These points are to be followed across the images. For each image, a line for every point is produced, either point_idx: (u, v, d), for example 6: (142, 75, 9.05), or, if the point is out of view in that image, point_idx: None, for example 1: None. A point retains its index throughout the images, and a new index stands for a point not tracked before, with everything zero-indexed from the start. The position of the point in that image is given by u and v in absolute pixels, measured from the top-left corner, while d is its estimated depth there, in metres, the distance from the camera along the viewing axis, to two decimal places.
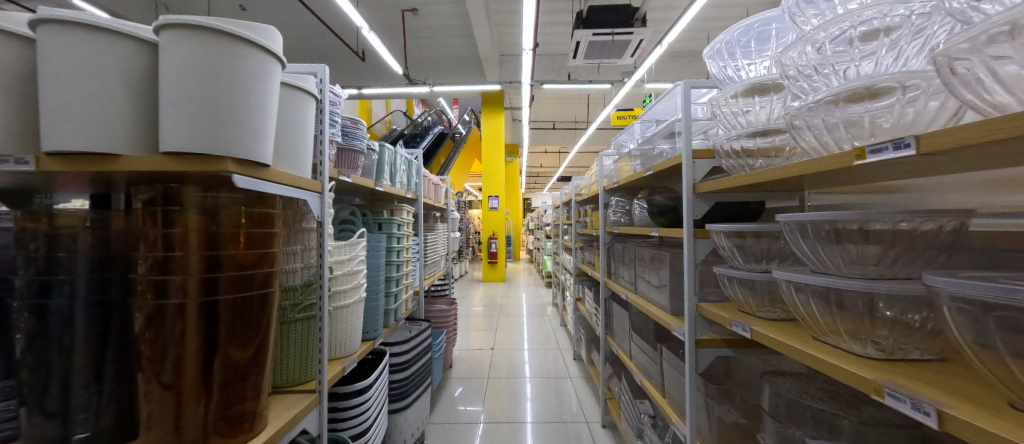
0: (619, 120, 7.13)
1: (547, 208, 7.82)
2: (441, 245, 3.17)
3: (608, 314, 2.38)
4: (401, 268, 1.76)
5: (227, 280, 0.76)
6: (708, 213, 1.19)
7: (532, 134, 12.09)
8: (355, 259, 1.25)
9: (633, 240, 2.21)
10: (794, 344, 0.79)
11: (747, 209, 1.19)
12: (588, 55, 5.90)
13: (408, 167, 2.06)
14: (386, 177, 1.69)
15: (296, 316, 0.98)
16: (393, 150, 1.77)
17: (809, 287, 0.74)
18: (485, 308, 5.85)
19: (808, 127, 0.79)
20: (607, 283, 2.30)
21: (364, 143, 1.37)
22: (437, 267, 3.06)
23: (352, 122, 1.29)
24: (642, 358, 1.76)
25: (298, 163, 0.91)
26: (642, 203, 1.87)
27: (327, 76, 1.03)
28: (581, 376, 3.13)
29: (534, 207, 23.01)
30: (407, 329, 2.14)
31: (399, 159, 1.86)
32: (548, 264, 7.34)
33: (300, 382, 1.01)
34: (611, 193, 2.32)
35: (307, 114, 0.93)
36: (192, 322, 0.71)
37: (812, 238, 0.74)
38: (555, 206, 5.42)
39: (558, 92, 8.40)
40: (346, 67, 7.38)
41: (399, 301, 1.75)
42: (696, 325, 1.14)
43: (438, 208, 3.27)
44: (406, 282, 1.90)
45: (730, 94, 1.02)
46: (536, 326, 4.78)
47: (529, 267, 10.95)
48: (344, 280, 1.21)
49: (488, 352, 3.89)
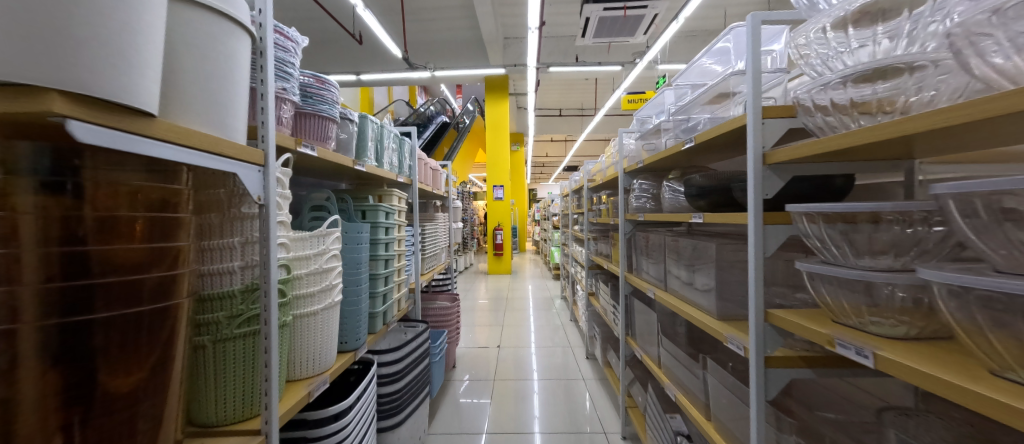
0: (630, 104, 6.74)
1: (554, 198, 7.52)
2: (443, 236, 2.92)
3: (628, 313, 2.12)
4: (391, 264, 1.51)
5: (107, 290, 0.49)
6: (781, 190, 0.89)
7: (538, 122, 11.70)
8: (324, 255, 0.99)
9: (659, 230, 1.93)
10: (956, 381, 0.50)
11: (829, 185, 0.90)
12: (599, 33, 5.52)
13: (401, 148, 1.79)
14: (370, 155, 1.42)
15: (234, 333, 0.73)
16: (379, 124, 1.49)
17: (1009, 302, 0.46)
18: (490, 301, 5.62)
19: (999, 44, 0.49)
20: (628, 278, 2.03)
21: (336, 109, 1.09)
22: (437, 260, 2.82)
23: (319, 81, 1.02)
24: (675, 368, 1.49)
25: (222, 121, 0.64)
26: (673, 186, 1.58)
27: (267, 4, 0.73)
28: (595, 377, 2.89)
29: (540, 198, 22.65)
30: (403, 332, 1.90)
31: (388, 135, 1.59)
32: (555, 256, 7.08)
33: (241, 419, 0.76)
34: (633, 177, 2.03)
35: (235, 51, 0.65)
36: (31, 362, 0.43)
37: (1016, 222, 0.46)
38: (563, 195, 5.14)
39: (565, 76, 8.02)
40: (343, 52, 7.08)
41: (390, 302, 1.51)
42: (765, 337, 0.87)
43: (439, 196, 3.00)
44: (398, 278, 1.64)
45: (831, 19, 0.73)
46: (545, 322, 4.53)
47: (536, 259, 10.71)
48: (309, 281, 0.96)
49: (493, 349, 3.66)
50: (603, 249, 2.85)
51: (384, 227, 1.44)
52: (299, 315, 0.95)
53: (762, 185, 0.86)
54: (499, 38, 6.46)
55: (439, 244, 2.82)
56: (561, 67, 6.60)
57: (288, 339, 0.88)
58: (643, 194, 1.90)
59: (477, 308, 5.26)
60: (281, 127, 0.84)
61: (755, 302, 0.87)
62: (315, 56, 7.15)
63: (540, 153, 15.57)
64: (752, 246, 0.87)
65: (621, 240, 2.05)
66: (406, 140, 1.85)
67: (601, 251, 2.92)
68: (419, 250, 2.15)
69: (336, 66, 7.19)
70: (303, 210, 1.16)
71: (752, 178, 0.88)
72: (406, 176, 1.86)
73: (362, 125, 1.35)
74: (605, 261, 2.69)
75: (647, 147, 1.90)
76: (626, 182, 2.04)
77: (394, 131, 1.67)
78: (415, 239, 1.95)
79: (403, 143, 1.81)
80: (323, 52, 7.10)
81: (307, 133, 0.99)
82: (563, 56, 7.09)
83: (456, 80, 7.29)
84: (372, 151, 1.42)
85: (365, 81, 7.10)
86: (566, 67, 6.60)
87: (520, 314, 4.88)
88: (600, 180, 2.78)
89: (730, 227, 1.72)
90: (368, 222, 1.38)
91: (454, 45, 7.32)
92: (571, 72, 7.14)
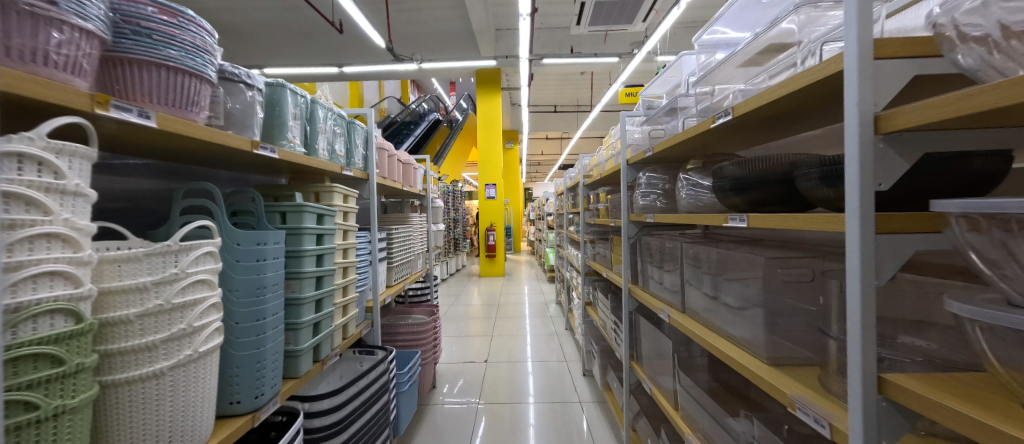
0: (629, 98, 6.41)
1: (549, 197, 7.19)
2: (419, 240, 2.56)
3: (633, 332, 1.77)
4: (326, 283, 1.14)
5: None
6: (903, 178, 0.53)
7: (532, 118, 11.33)
8: (172, 285, 0.64)
9: (670, 234, 1.59)
10: None
11: (971, 169, 0.54)
12: (595, 21, 5.18)
13: (350, 133, 1.42)
14: (296, 138, 1.06)
15: None
16: (309, 99, 1.13)
17: None
18: (481, 307, 5.23)
19: None
20: (633, 292, 1.68)
21: (206, 63, 0.72)
22: (413, 268, 2.46)
23: (165, 12, 0.66)
24: (698, 414, 1.15)
25: None
26: (689, 181, 1.23)
27: None
28: (593, 400, 2.54)
29: (536, 197, 22.29)
30: (359, 361, 1.54)
31: (326, 114, 1.22)
32: (550, 258, 6.73)
33: None
34: (638, 170, 1.68)
35: None
36: None
37: None
38: (559, 193, 4.79)
39: (560, 70, 7.65)
40: (324, 42, 6.66)
41: (329, 329, 1.16)
42: (877, 422, 0.52)
43: (414, 194, 2.63)
44: (343, 299, 1.28)
45: None
46: (538, 330, 4.17)
47: (531, 260, 10.35)
48: (140, 327, 0.61)
49: (480, 364, 3.29)
50: (602, 255, 2.50)
51: (315, 234, 1.08)
52: (117, 382, 0.59)
53: (873, 169, 0.51)
54: (490, 29, 6.09)
55: (414, 250, 2.45)
56: (555, 59, 6.23)
57: (74, 431, 0.52)
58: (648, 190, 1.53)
59: (467, 314, 4.88)
60: (24, 65, 0.47)
61: (858, 361, 0.52)
62: (295, 48, 6.73)
63: (535, 151, 15.21)
64: (854, 270, 0.52)
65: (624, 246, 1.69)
66: (359, 124, 1.49)
67: (600, 255, 2.57)
68: (382, 259, 1.79)
69: (317, 58, 6.77)
70: (173, 213, 0.80)
71: (851, 159, 0.54)
72: (359, 169, 1.50)
73: (277, 96, 0.99)
74: (604, 268, 2.34)
75: (657, 132, 1.56)
76: (631, 176, 1.69)
77: (337, 110, 1.30)
78: (373, 247, 1.58)
79: (353, 127, 1.44)
80: (304, 43, 6.69)
81: (139, 91, 0.63)
82: (557, 47, 6.71)
83: (446, 73, 6.91)
84: (295, 133, 1.05)
85: (348, 73, 6.70)
86: (560, 59, 6.24)
87: (512, 322, 4.51)
88: (598, 175, 2.43)
89: (762, 231, 1.37)
90: (287, 229, 1.01)
91: (443, 36, 6.92)
92: (566, 64, 6.78)
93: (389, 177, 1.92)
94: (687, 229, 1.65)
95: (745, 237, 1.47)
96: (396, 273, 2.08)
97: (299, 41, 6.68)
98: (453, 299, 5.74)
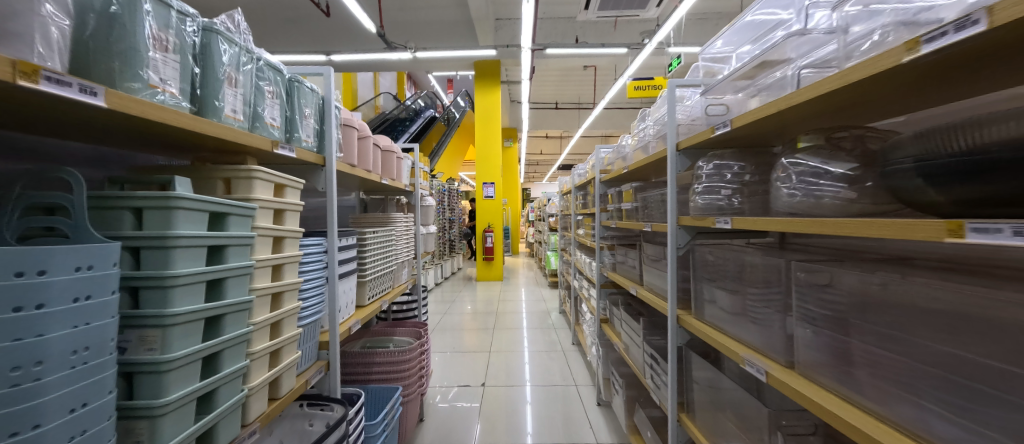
0: (637, 91, 5.98)
1: (552, 197, 6.74)
2: (406, 246, 2.12)
3: (681, 372, 1.35)
4: (228, 325, 0.69)
5: None
6: None
7: (532, 115, 10.88)
8: None
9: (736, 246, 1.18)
10: None
11: None
12: (604, 5, 4.73)
13: (296, 98, 0.98)
14: (169, 80, 0.62)
15: None
16: (202, 23, 0.69)
17: None
18: (477, 316, 4.79)
19: None
20: (684, 320, 1.27)
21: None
22: (397, 279, 2.03)
23: None
24: None
25: None
26: (801, 165, 0.81)
27: None
28: (613, 441, 2.11)
29: (534, 196, 21.84)
30: (307, 420, 1.10)
31: (242, 56, 0.77)
32: (552, 262, 6.27)
33: None
34: (691, 158, 1.26)
35: None
36: None
37: None
38: (565, 193, 4.35)
39: (562, 62, 7.22)
40: (310, 27, 6.18)
41: (231, 402, 0.70)
42: None
43: (400, 190, 2.18)
44: (273, 342, 0.83)
45: None
46: (541, 345, 3.73)
47: (531, 263, 9.92)
48: None
49: (476, 387, 2.85)
50: (625, 264, 2.08)
51: (200, 247, 0.63)
52: None
53: None
54: (490, 16, 5.65)
55: (399, 258, 2.00)
56: (560, 49, 5.80)
57: None
58: (713, 180, 1.09)
59: (462, 326, 4.42)
60: None
61: None
62: (279, 34, 6.22)
63: (534, 149, 14.74)
64: None
65: (671, 259, 1.27)
66: (314, 87, 1.05)
67: (622, 265, 2.14)
68: (349, 273, 1.36)
69: (302, 45, 6.29)
70: None
71: None
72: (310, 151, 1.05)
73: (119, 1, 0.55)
74: (630, 283, 1.91)
75: (716, 106, 1.19)
76: (680, 165, 1.27)
77: (267, 57, 0.87)
78: (332, 260, 1.14)
79: (298, 88, 0.98)
80: (289, 29, 6.20)
81: None
82: (561, 37, 6.27)
83: (442, 64, 6.46)
84: (169, 76, 0.62)
85: (337, 62, 6.21)
86: (565, 49, 5.81)
87: (512, 334, 4.07)
88: (624, 170, 1.99)
89: (885, 242, 0.96)
90: (138, 238, 0.57)
91: (439, 24, 6.46)
92: (570, 55, 6.35)
93: (364, 167, 1.48)
94: (756, 238, 1.25)
95: (850, 251, 1.05)
96: (370, 290, 1.64)
97: (283, 26, 6.19)
98: (446, 307, 5.29)
